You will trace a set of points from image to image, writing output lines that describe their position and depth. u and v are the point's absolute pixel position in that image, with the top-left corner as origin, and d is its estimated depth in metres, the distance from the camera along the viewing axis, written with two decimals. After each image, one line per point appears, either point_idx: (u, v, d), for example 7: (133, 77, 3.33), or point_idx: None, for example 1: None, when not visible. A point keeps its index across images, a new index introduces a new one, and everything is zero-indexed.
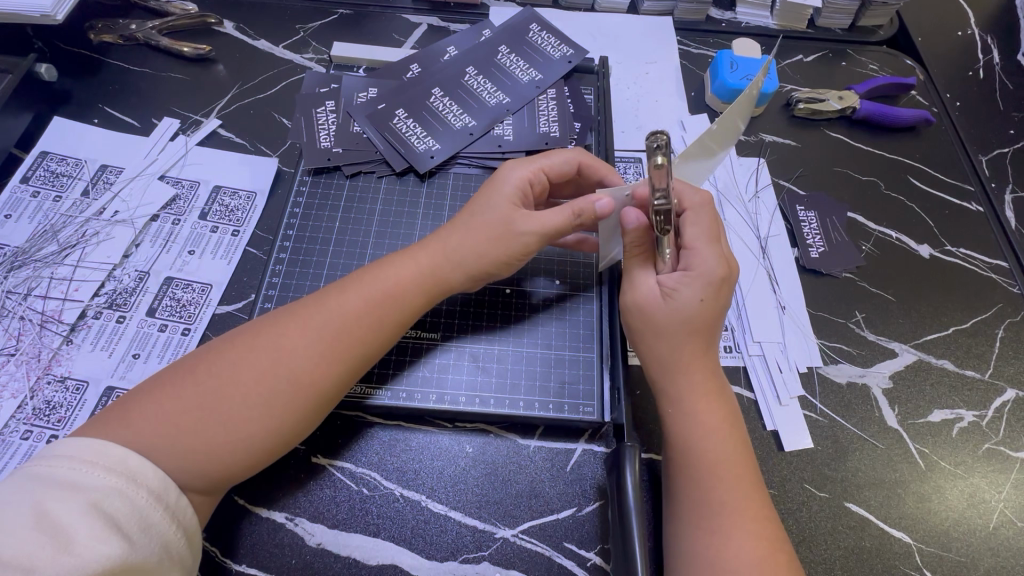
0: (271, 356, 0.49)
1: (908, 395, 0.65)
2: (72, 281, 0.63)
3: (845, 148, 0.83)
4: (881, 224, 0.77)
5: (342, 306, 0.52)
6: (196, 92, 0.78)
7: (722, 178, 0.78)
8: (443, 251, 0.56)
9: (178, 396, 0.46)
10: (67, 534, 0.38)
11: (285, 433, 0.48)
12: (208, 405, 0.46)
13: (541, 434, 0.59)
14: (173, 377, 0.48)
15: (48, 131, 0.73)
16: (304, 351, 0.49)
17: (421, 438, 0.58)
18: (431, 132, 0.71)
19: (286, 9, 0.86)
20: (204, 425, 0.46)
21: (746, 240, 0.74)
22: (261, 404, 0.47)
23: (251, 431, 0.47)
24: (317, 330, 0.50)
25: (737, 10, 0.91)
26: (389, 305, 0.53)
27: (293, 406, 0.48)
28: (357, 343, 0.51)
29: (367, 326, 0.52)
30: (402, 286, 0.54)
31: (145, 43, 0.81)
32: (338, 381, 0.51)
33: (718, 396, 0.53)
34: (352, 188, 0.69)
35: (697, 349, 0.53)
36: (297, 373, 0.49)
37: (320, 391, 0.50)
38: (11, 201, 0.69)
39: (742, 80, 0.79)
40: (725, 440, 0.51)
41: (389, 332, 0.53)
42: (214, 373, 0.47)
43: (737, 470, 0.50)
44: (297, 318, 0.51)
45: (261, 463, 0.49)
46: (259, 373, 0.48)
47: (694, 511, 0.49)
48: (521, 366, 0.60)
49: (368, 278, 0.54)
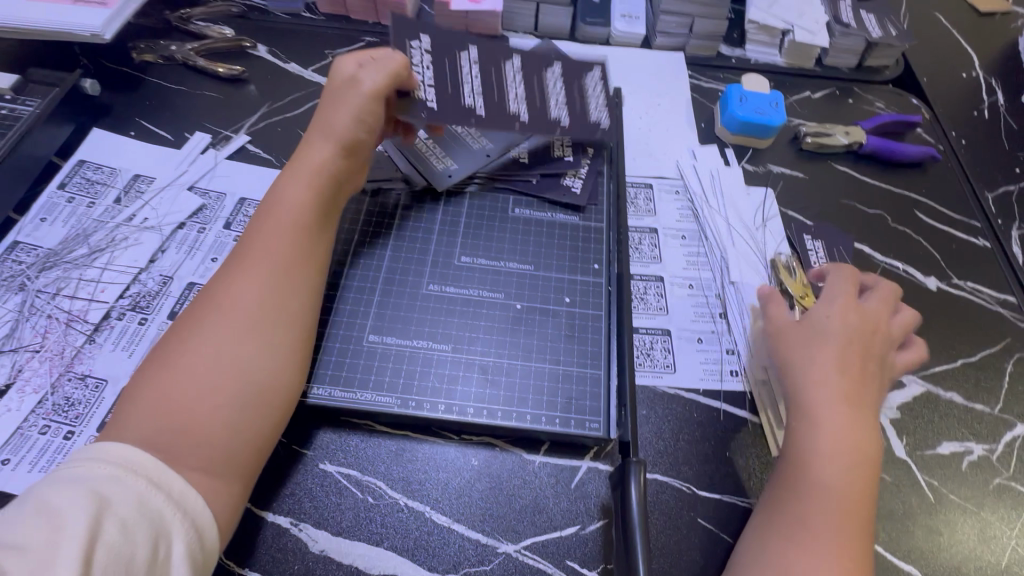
0: (213, 307, 0.52)
1: (916, 426, 0.65)
2: (99, 283, 0.66)
3: (851, 181, 0.85)
4: (888, 255, 0.78)
5: (262, 241, 0.56)
6: (228, 110, 0.83)
7: (730, 203, 0.80)
8: (317, 175, 0.60)
9: (154, 387, 0.48)
10: (62, 519, 0.38)
11: (257, 369, 0.50)
12: (176, 372, 0.48)
13: (546, 450, 0.59)
14: (141, 378, 0.49)
15: (88, 142, 0.77)
16: (230, 291, 0.53)
17: (428, 449, 0.59)
18: (450, 152, 0.72)
19: (316, 36, 0.94)
20: (179, 391, 0.47)
21: (754, 263, 0.74)
22: (220, 347, 0.50)
23: (220, 369, 0.49)
24: (244, 270, 0.54)
25: (746, 48, 0.98)
26: (300, 226, 0.58)
27: (247, 333, 0.51)
28: (286, 265, 0.55)
29: (290, 241, 0.56)
30: (306, 199, 0.59)
31: (183, 63, 0.86)
32: (276, 294, 0.54)
33: (858, 409, 0.55)
34: (373, 203, 0.69)
35: (849, 362, 0.58)
36: (237, 304, 0.52)
37: (268, 317, 0.53)
38: (46, 205, 0.71)
39: (751, 113, 0.83)
40: (842, 463, 0.52)
41: (307, 244, 0.58)
42: (173, 354, 0.50)
43: (847, 495, 0.51)
44: (221, 277, 0.54)
45: (258, 417, 0.50)
46: (205, 326, 0.51)
47: (780, 526, 0.51)
48: (529, 381, 0.58)
49: (273, 212, 0.58)
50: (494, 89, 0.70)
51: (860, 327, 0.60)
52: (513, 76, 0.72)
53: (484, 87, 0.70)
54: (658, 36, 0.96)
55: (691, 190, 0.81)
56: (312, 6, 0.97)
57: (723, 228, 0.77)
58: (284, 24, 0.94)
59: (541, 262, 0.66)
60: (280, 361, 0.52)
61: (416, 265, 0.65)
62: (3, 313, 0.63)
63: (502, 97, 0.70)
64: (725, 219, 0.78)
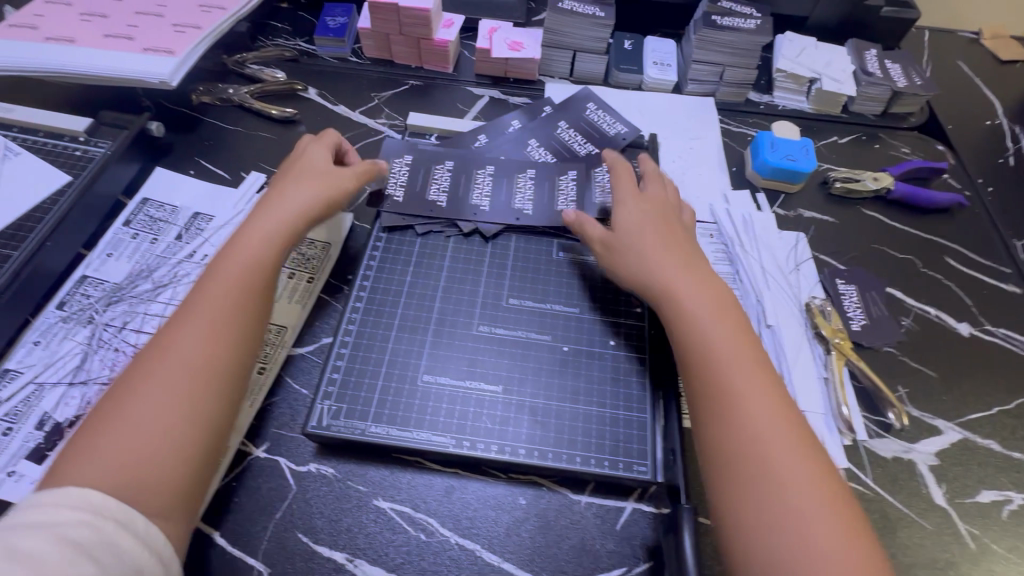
0: (161, 353, 0.52)
1: (955, 474, 0.66)
2: (163, 318, 0.69)
3: (881, 226, 0.87)
4: (920, 300, 0.79)
5: (212, 286, 0.56)
6: (281, 150, 0.87)
7: (765, 246, 0.82)
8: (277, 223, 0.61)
9: (102, 437, 0.48)
10: (39, 562, 0.40)
11: (213, 415, 0.51)
12: (123, 420, 0.49)
13: (591, 490, 0.61)
14: (91, 425, 0.49)
15: (152, 181, 0.81)
16: (181, 338, 0.53)
17: (479, 487, 0.60)
18: (493, 195, 0.77)
19: (363, 79, 0.98)
20: (124, 440, 0.48)
21: (789, 307, 0.76)
22: (167, 394, 0.50)
23: (165, 417, 0.49)
24: (192, 314, 0.54)
25: (774, 94, 1.01)
26: (252, 270, 0.58)
27: (191, 382, 0.51)
28: (240, 308, 0.56)
29: (242, 285, 0.57)
30: (254, 242, 0.59)
31: (239, 105, 0.91)
32: (223, 339, 0.54)
33: (766, 370, 0.56)
34: (423, 246, 0.73)
35: (706, 294, 0.61)
36: (188, 351, 0.52)
37: (218, 363, 0.53)
38: (112, 241, 0.75)
39: (782, 159, 0.86)
40: (765, 411, 0.53)
41: (264, 294, 0.58)
42: (117, 405, 0.50)
43: (790, 439, 0.52)
44: (173, 323, 0.54)
45: (210, 459, 0.51)
46: (152, 373, 0.51)
47: (748, 489, 0.50)
48: (578, 423, 0.60)
49: (225, 255, 0.58)
50: (502, 189, 0.77)
51: (662, 227, 0.67)
52: (525, 184, 0.78)
53: (493, 189, 0.77)
54: (689, 83, 1.00)
55: (725, 233, 0.83)
56: (358, 50, 1.02)
57: (759, 273, 0.79)
58: (333, 67, 0.99)
59: (586, 305, 0.69)
60: (231, 401, 0.53)
61: (466, 306, 0.67)
62: (73, 345, 0.66)
63: (508, 197, 0.76)
64: (760, 263, 0.80)
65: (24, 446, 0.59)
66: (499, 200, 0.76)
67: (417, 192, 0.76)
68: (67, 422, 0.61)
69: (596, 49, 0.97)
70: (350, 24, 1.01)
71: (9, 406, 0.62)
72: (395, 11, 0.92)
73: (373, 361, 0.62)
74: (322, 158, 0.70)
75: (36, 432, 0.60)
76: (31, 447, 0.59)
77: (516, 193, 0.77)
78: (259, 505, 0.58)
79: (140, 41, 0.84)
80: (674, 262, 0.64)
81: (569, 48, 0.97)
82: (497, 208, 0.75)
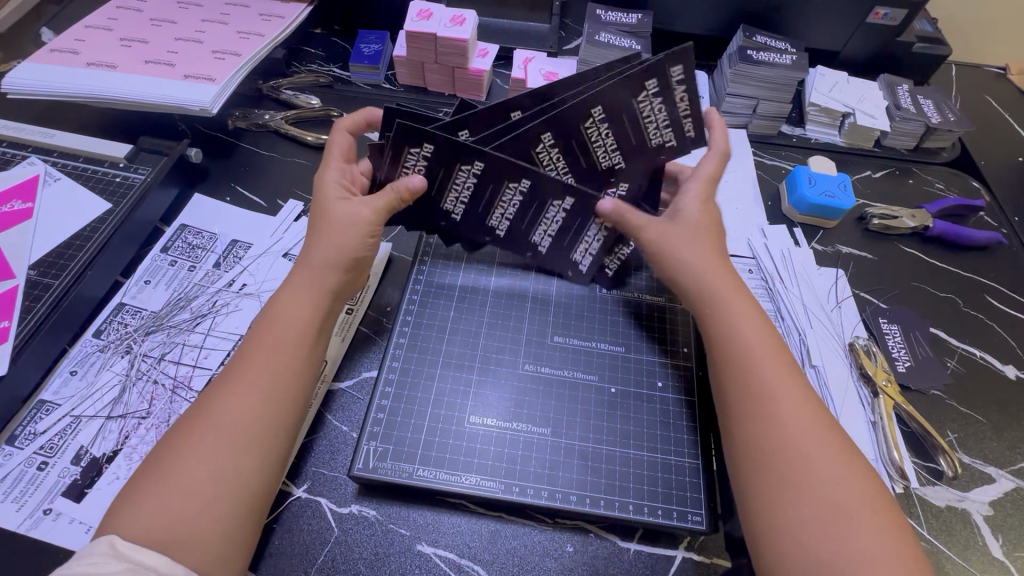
0: (203, 413, 0.53)
1: (1011, 525, 0.64)
2: (202, 349, 0.68)
3: (920, 263, 0.86)
4: (963, 341, 0.78)
5: (253, 347, 0.57)
6: (317, 177, 0.87)
7: (805, 282, 0.81)
8: (319, 273, 0.61)
9: (146, 493, 0.49)
10: None
11: (250, 478, 0.52)
12: (168, 475, 0.50)
13: (640, 538, 0.58)
14: (140, 478, 0.51)
15: (190, 208, 0.80)
16: (222, 398, 0.54)
17: (524, 533, 0.58)
18: (513, 223, 0.68)
19: (397, 106, 0.98)
20: (167, 495, 0.49)
21: (832, 346, 0.75)
22: (209, 451, 0.51)
23: (205, 474, 0.50)
24: (234, 375, 0.55)
25: (807, 128, 1.02)
26: (291, 334, 0.58)
27: (231, 441, 0.52)
28: (276, 367, 0.56)
29: (278, 343, 0.57)
30: (295, 307, 0.60)
31: (275, 131, 0.91)
32: (262, 400, 0.54)
33: (796, 375, 0.57)
34: (464, 279, 0.72)
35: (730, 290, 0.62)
36: (229, 411, 0.53)
37: (256, 426, 0.53)
38: (150, 268, 0.75)
39: (820, 195, 0.86)
40: (790, 410, 0.54)
41: (304, 359, 0.58)
42: (166, 461, 0.51)
43: (816, 436, 0.52)
44: (219, 382, 0.56)
45: (245, 519, 0.51)
46: (195, 432, 0.52)
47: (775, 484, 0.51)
48: (629, 468, 0.60)
49: (267, 318, 0.60)
50: (526, 217, 0.68)
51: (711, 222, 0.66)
52: (553, 218, 0.67)
53: (518, 216, 0.68)
54: (722, 115, 1.00)
55: (764, 268, 0.82)
56: (391, 76, 1.02)
57: (799, 310, 0.78)
58: (367, 94, 0.99)
59: (631, 343, 0.68)
60: (269, 464, 0.53)
61: (510, 345, 0.67)
62: (111, 376, 0.65)
63: (527, 229, 0.69)
64: (801, 300, 0.79)
65: (60, 482, 0.58)
66: (514, 230, 0.69)
67: (432, 198, 0.67)
68: (105, 457, 0.60)
69: None
70: (384, 50, 1.00)
71: (45, 439, 0.60)
72: (432, 40, 0.91)
73: (419, 400, 0.62)
74: (336, 185, 0.66)
75: (73, 467, 0.59)
76: (68, 483, 0.58)
77: (539, 224, 0.68)
78: (301, 549, 0.56)
79: (180, 67, 0.84)
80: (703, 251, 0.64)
81: None
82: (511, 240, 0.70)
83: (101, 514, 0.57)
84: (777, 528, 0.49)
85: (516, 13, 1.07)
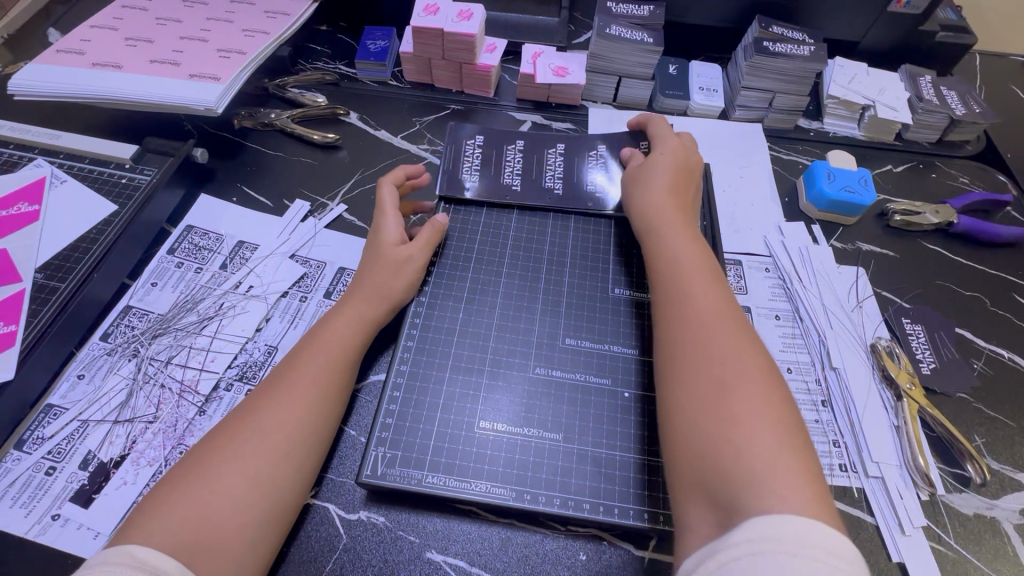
0: (240, 420, 0.54)
1: None
2: (209, 352, 0.67)
3: (944, 260, 0.83)
4: (990, 341, 0.76)
5: (296, 364, 0.58)
6: (323, 177, 0.85)
7: (825, 285, 0.78)
8: (368, 308, 0.63)
9: (173, 498, 0.49)
10: None
11: (284, 496, 0.52)
12: (198, 481, 0.50)
13: (655, 547, 0.57)
14: (164, 486, 0.50)
15: (196, 209, 0.80)
16: (264, 411, 0.54)
17: (536, 541, 0.57)
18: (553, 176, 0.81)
19: (404, 103, 0.97)
20: (196, 503, 0.48)
21: (853, 349, 0.72)
22: (245, 461, 0.51)
23: (238, 485, 0.50)
24: (275, 389, 0.56)
25: (825, 121, 0.99)
26: (337, 360, 0.59)
27: (268, 454, 0.52)
28: (320, 388, 0.57)
29: (323, 365, 0.58)
30: (343, 333, 0.61)
31: (281, 130, 0.90)
32: (303, 418, 0.55)
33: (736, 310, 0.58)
34: (474, 278, 0.71)
35: (687, 257, 0.63)
36: (267, 424, 0.54)
37: (296, 442, 0.54)
38: (157, 270, 0.74)
39: (839, 191, 0.83)
40: (720, 326, 0.56)
41: (343, 377, 0.59)
42: (196, 468, 0.51)
43: (737, 349, 0.54)
44: (256, 395, 0.56)
45: (270, 534, 0.51)
46: (230, 438, 0.52)
47: (707, 421, 0.49)
48: (643, 476, 0.58)
49: (313, 339, 0.60)
50: (572, 170, 0.81)
51: (681, 165, 0.73)
52: (595, 162, 0.83)
53: (565, 172, 0.81)
54: (737, 109, 0.97)
55: (781, 267, 0.80)
56: (397, 73, 1.01)
57: (817, 312, 0.75)
58: (373, 90, 0.97)
59: (644, 345, 0.66)
60: (302, 482, 0.54)
61: (522, 347, 0.65)
62: (118, 380, 0.65)
63: (544, 177, 0.81)
64: (821, 300, 0.76)
65: (68, 488, 0.58)
66: (557, 185, 0.80)
67: (493, 175, 0.81)
68: (112, 463, 0.60)
69: (643, 74, 0.95)
70: (390, 47, 0.99)
71: (54, 444, 0.60)
72: (440, 35, 0.89)
73: (428, 405, 0.61)
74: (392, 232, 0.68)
75: (81, 472, 0.59)
76: (76, 488, 0.58)
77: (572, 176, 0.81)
78: (308, 554, 0.55)
79: (186, 67, 0.84)
80: (675, 233, 0.66)
81: (615, 73, 0.95)
82: (559, 192, 0.79)
83: (109, 520, 0.56)
84: (684, 428, 0.51)
85: (524, 8, 1.05)
